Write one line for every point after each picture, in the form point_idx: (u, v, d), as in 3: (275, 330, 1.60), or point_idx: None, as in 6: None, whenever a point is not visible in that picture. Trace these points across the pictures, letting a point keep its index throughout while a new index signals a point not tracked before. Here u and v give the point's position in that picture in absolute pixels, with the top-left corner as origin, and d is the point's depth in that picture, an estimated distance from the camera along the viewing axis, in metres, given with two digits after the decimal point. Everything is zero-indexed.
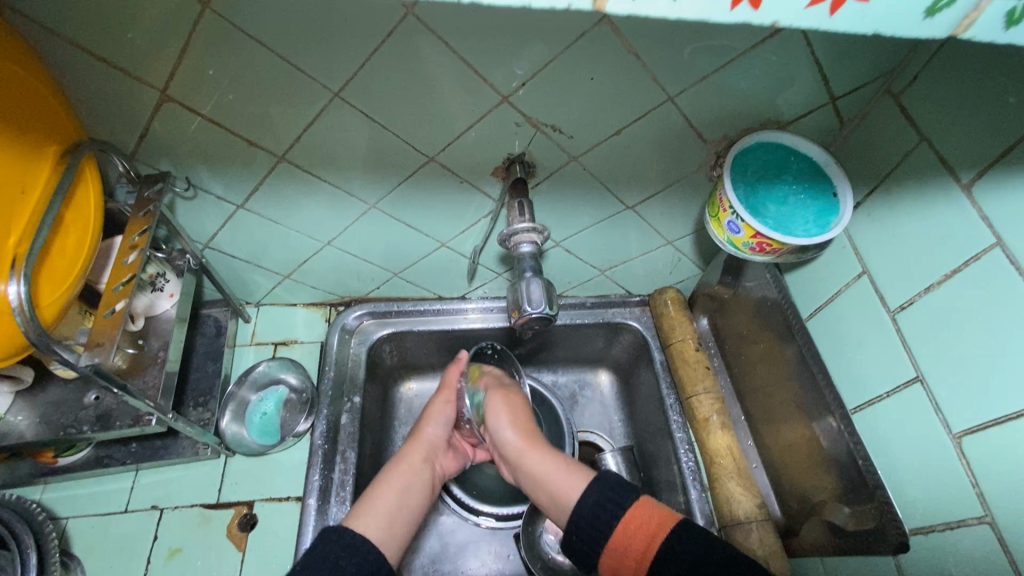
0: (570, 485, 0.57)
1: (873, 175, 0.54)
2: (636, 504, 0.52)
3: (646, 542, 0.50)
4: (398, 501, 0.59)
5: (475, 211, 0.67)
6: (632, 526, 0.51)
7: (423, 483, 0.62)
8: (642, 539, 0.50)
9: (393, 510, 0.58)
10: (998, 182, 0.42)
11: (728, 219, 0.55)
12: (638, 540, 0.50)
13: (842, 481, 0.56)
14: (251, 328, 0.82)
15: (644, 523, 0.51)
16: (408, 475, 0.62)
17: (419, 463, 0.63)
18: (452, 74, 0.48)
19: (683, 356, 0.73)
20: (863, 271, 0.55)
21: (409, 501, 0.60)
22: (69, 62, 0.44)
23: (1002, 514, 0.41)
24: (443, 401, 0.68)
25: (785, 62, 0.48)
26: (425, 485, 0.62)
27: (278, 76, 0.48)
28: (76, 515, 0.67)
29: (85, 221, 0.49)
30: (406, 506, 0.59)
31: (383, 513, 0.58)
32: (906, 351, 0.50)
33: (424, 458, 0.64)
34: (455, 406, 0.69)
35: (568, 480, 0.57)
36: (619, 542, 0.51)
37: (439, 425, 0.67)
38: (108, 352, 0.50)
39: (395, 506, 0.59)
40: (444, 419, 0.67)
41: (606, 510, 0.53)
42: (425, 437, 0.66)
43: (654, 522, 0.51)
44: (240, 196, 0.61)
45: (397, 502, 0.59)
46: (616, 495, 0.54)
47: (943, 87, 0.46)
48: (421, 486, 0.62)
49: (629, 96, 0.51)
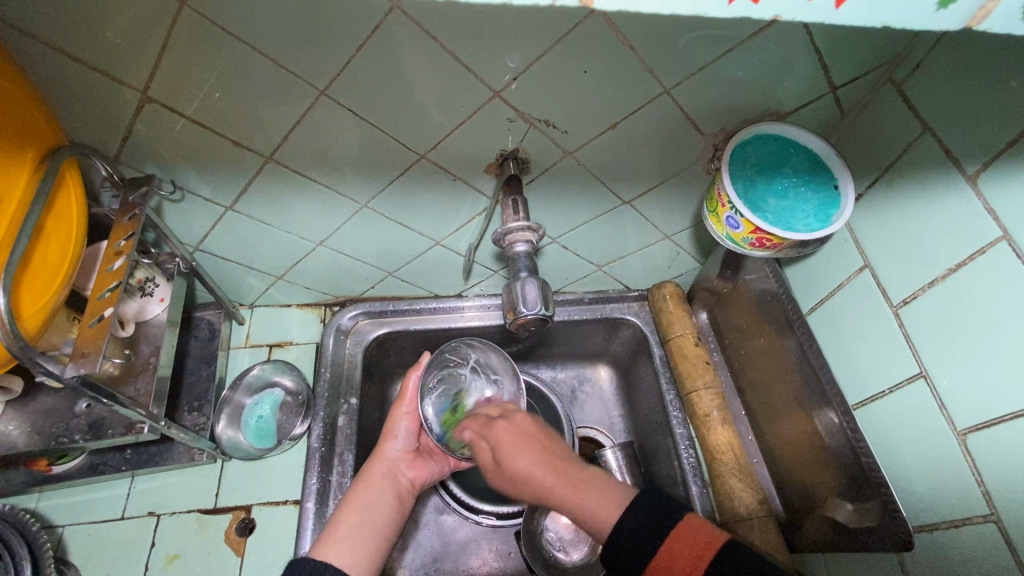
0: (603, 504, 0.46)
1: (875, 167, 0.53)
2: (682, 522, 0.44)
3: (692, 563, 0.42)
4: (359, 522, 0.57)
5: (470, 209, 0.65)
6: (678, 544, 0.43)
7: (387, 498, 0.60)
8: (688, 560, 0.42)
9: (353, 530, 0.56)
10: (1004, 173, 0.41)
11: (726, 214, 0.53)
12: (683, 559, 0.42)
13: (844, 476, 0.56)
14: (245, 330, 0.81)
15: (690, 542, 0.42)
16: (367, 491, 0.60)
17: (379, 479, 0.61)
18: (442, 69, 0.47)
19: (683, 352, 0.72)
20: (864, 265, 0.54)
21: (374, 517, 0.58)
22: (47, 64, 0.43)
23: (1008, 512, 0.41)
24: (404, 412, 0.66)
25: (784, 52, 0.47)
26: (390, 500, 0.60)
27: (263, 76, 0.46)
28: (72, 523, 0.66)
29: (68, 229, 0.48)
30: (369, 527, 0.57)
31: (344, 535, 0.55)
32: (909, 346, 0.49)
33: (383, 473, 0.62)
34: (415, 416, 0.67)
35: (600, 501, 0.46)
36: (660, 568, 0.42)
37: (398, 438, 0.65)
38: (95, 362, 0.49)
39: (359, 525, 0.57)
40: (403, 430, 0.66)
41: (647, 532, 0.43)
42: (386, 452, 0.64)
43: (701, 543, 0.42)
44: (229, 197, 0.60)
45: (358, 522, 0.57)
46: (655, 511, 0.44)
47: (947, 75, 0.45)
48: (384, 503, 0.60)
49: (624, 90, 0.50)
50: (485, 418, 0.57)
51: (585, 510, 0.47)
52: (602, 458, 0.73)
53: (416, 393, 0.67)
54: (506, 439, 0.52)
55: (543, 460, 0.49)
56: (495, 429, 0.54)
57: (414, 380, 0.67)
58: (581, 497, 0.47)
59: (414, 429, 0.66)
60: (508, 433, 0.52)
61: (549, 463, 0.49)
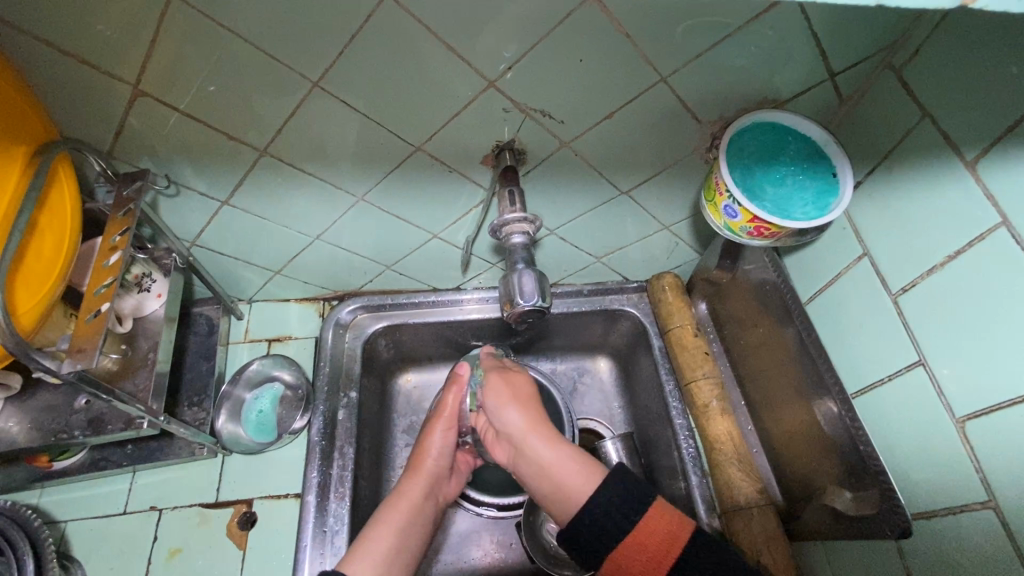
0: (579, 478, 0.54)
1: (874, 154, 0.52)
2: (652, 507, 0.51)
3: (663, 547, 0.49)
4: (397, 546, 0.57)
5: (467, 200, 0.65)
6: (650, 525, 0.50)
7: (424, 517, 0.61)
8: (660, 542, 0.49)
9: (391, 555, 0.56)
10: (1005, 157, 0.41)
11: (724, 203, 0.53)
12: (655, 542, 0.49)
13: (843, 465, 0.55)
14: (244, 325, 0.81)
15: (660, 529, 0.50)
16: (409, 510, 0.60)
17: (419, 499, 0.61)
18: (436, 59, 0.46)
19: (682, 342, 0.72)
20: (863, 253, 0.54)
21: (411, 534, 0.59)
22: (35, 59, 0.43)
23: (1006, 497, 0.41)
24: (444, 425, 0.66)
25: (782, 38, 0.46)
26: (426, 517, 0.61)
27: (256, 69, 0.46)
28: (75, 519, 0.67)
29: (62, 226, 0.47)
30: (405, 548, 0.58)
31: (378, 558, 0.55)
32: (909, 336, 0.49)
33: (424, 493, 0.62)
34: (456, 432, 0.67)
35: (574, 474, 0.54)
36: (632, 543, 0.50)
37: (439, 454, 0.65)
38: (92, 357, 0.49)
39: (396, 547, 0.57)
40: (443, 447, 0.65)
41: (621, 514, 0.51)
42: (427, 470, 0.63)
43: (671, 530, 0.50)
44: (225, 191, 0.60)
45: (397, 543, 0.57)
46: (630, 495, 0.52)
47: (946, 61, 0.44)
48: (421, 523, 0.60)
49: (620, 79, 0.49)
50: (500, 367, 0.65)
51: (558, 478, 0.54)
52: (602, 450, 0.73)
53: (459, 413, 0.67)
54: (503, 395, 0.60)
55: (534, 428, 0.57)
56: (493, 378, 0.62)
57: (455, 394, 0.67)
58: (556, 465, 0.55)
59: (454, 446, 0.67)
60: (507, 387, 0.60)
61: (537, 427, 0.57)
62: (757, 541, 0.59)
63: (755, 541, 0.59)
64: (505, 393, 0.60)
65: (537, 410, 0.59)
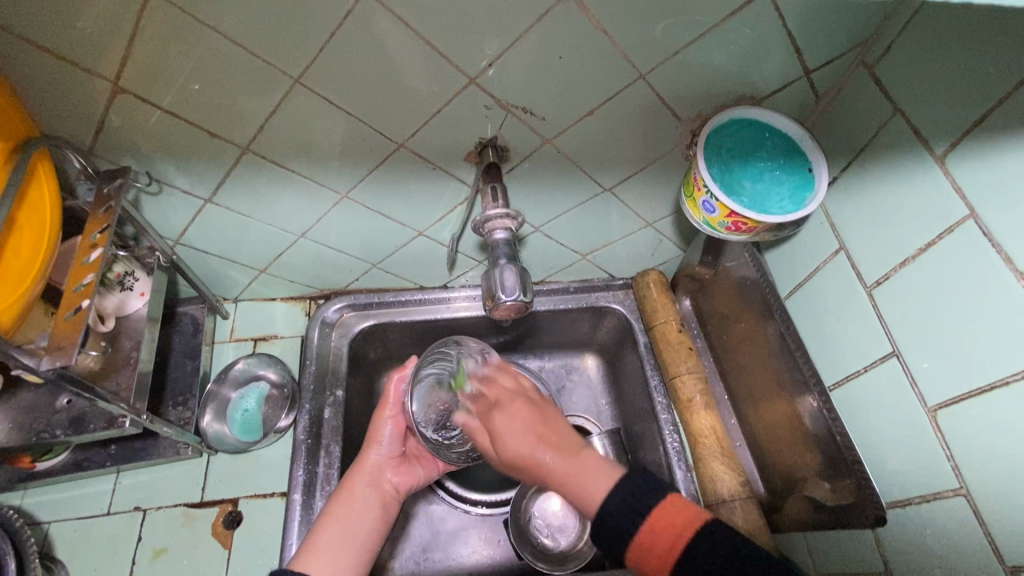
0: (593, 482, 0.47)
1: (849, 151, 0.54)
2: (665, 501, 0.45)
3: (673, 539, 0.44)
4: (341, 535, 0.57)
5: (451, 197, 0.65)
6: (658, 526, 0.44)
7: (371, 509, 0.60)
8: (670, 535, 0.44)
9: (334, 545, 0.56)
10: (972, 151, 0.42)
11: (703, 199, 0.54)
12: (666, 538, 0.44)
13: (823, 457, 0.56)
14: (229, 325, 0.81)
15: (670, 522, 0.44)
16: (349, 501, 0.60)
17: (362, 489, 0.61)
18: (415, 54, 0.46)
19: (666, 338, 0.72)
20: (840, 248, 0.55)
21: (356, 528, 0.58)
22: (11, 54, 0.42)
23: (978, 483, 0.42)
24: (389, 417, 0.66)
25: (757, 36, 0.47)
26: (374, 510, 0.60)
27: (233, 64, 0.46)
28: (57, 520, 0.66)
29: (42, 222, 0.47)
30: (352, 539, 0.57)
31: (324, 547, 0.56)
32: (883, 327, 0.50)
33: (366, 483, 0.62)
34: (401, 420, 0.66)
35: (590, 475, 0.48)
36: (643, 541, 0.44)
37: (382, 445, 0.64)
38: (70, 355, 0.49)
39: (338, 539, 0.57)
40: (388, 436, 0.65)
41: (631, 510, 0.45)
42: (370, 460, 0.63)
43: (681, 521, 0.44)
44: (207, 189, 0.60)
45: (340, 534, 0.57)
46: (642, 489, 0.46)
47: (919, 58, 0.45)
48: (367, 515, 0.59)
49: (600, 75, 0.50)
50: (488, 400, 0.55)
51: (577, 485, 0.48)
52: (588, 445, 0.74)
53: (401, 400, 0.67)
54: (502, 425, 0.51)
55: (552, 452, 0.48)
56: (497, 413, 0.52)
57: (396, 382, 0.67)
58: (575, 472, 0.48)
59: (399, 435, 0.65)
60: (507, 415, 0.51)
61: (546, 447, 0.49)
62: (741, 532, 0.59)
63: (738, 531, 0.59)
64: (507, 421, 0.51)
65: (554, 430, 0.50)
